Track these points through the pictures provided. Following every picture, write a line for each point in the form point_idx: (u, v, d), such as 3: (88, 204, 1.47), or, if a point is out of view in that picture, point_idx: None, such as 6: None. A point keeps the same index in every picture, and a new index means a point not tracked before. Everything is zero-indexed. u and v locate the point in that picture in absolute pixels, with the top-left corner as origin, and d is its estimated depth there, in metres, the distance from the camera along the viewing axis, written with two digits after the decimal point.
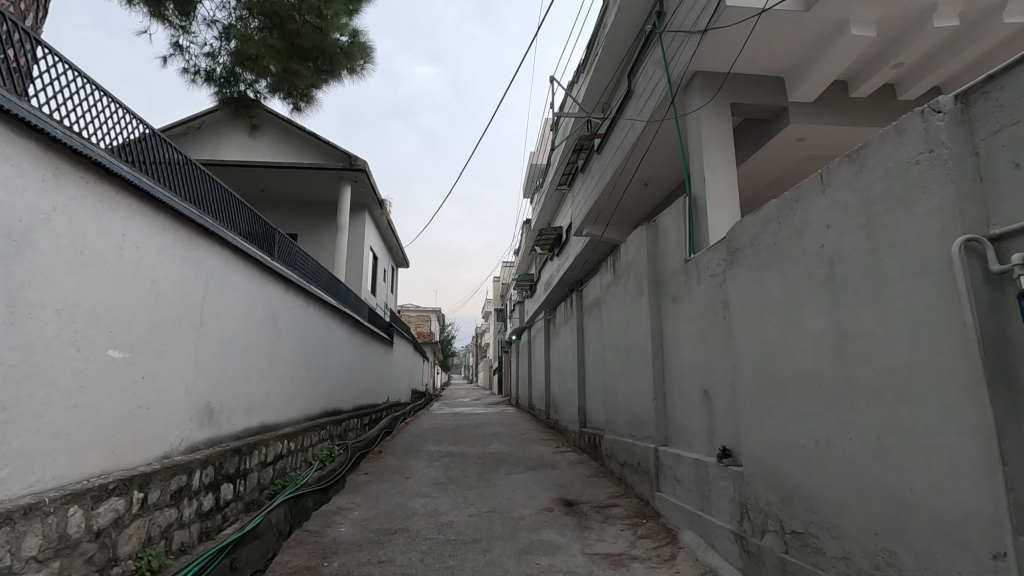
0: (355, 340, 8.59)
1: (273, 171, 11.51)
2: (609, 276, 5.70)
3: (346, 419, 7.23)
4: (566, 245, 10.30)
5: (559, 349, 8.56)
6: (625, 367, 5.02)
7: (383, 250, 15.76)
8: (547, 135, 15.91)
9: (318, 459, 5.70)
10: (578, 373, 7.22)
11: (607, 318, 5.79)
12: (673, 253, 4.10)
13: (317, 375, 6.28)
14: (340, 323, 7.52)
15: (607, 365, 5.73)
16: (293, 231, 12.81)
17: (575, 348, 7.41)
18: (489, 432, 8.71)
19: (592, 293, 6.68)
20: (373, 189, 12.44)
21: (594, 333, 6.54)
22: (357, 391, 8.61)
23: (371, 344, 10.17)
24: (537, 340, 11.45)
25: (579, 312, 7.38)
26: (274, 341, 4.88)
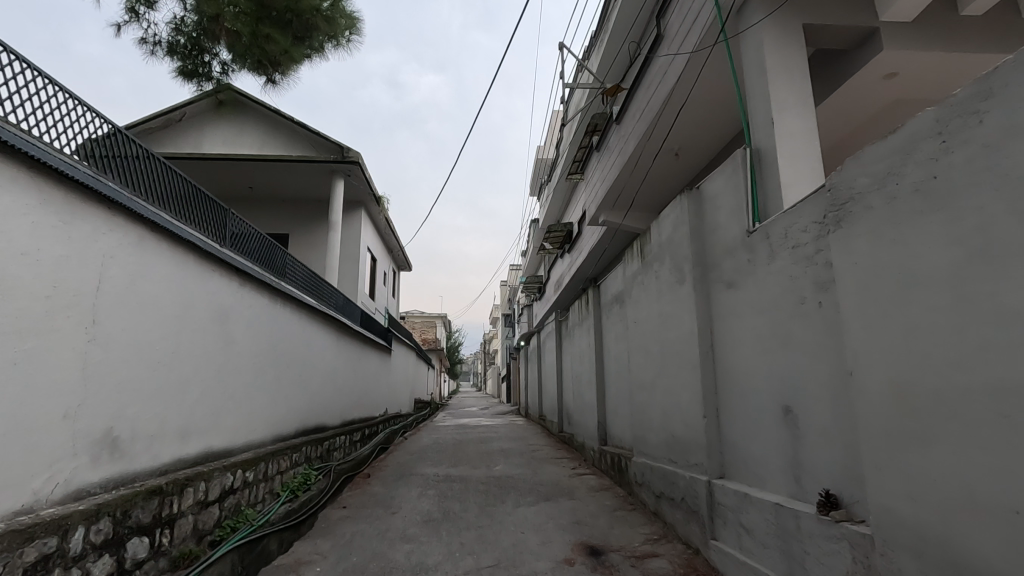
0: (344, 346, 7.66)
1: (259, 166, 10.74)
2: (634, 265, 4.76)
3: (329, 437, 6.27)
4: (578, 239, 9.36)
5: (573, 354, 7.60)
6: (659, 375, 4.07)
7: (382, 251, 14.87)
8: (556, 128, 14.96)
9: (288, 488, 4.74)
10: (596, 381, 6.26)
11: (632, 316, 4.84)
12: (727, 225, 3.15)
13: (291, 388, 5.35)
14: (324, 327, 6.60)
15: (634, 372, 4.78)
16: (284, 231, 12.03)
17: (592, 353, 6.46)
18: (496, 449, 7.74)
19: (613, 288, 5.74)
20: (368, 184, 11.57)
21: (616, 334, 5.59)
22: (346, 404, 7.68)
23: (366, 351, 9.25)
24: (547, 345, 10.50)
25: (595, 311, 6.44)
26: (226, 347, 3.96)
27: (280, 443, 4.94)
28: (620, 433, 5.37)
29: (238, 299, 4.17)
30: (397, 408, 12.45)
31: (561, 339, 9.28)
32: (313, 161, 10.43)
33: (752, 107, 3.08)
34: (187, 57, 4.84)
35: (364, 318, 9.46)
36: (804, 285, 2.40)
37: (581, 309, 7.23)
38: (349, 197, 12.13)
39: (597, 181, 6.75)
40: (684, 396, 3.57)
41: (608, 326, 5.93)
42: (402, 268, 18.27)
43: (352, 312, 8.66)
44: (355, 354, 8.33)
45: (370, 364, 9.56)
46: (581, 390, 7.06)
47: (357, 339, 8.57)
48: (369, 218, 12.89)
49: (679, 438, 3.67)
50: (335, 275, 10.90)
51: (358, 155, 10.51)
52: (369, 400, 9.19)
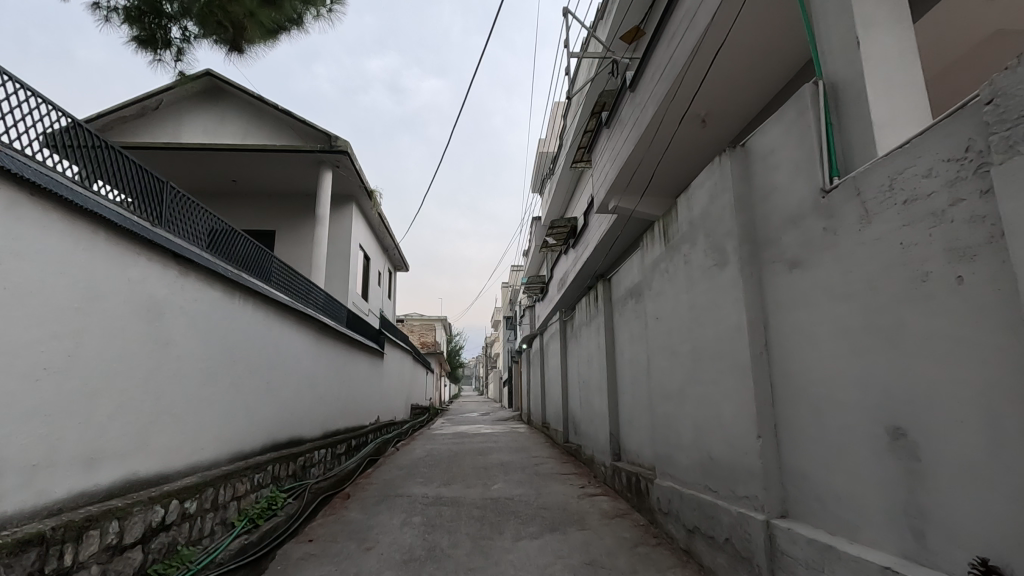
0: (327, 349, 6.92)
1: (241, 157, 10.06)
2: (655, 250, 4.03)
3: (304, 451, 5.53)
4: (583, 231, 8.64)
5: (580, 356, 6.87)
6: (690, 381, 3.33)
7: (376, 250, 14.16)
8: (558, 119, 14.27)
9: (246, 517, 4.01)
10: (607, 386, 5.52)
11: (652, 312, 4.12)
12: (788, 187, 2.43)
13: (255, 397, 4.62)
14: (301, 328, 5.87)
15: (655, 377, 4.05)
16: (270, 228, 11.35)
17: (602, 355, 5.73)
18: (494, 462, 6.99)
19: (627, 280, 5.01)
20: (359, 176, 10.87)
21: (632, 334, 4.85)
22: (329, 413, 6.94)
23: (354, 354, 8.51)
24: (550, 347, 9.78)
25: (605, 306, 5.71)
26: (161, 349, 3.25)
27: (240, 462, 4.20)
28: (638, 449, 4.64)
29: (180, 291, 3.46)
30: (391, 415, 11.73)
31: (565, 340, 8.55)
32: (299, 151, 9.76)
33: (823, 29, 2.35)
34: (141, 18, 3.82)
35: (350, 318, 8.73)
36: (927, 254, 1.67)
37: (588, 306, 6.52)
38: (339, 191, 11.46)
39: (605, 164, 6.04)
40: (727, 408, 2.84)
41: (621, 324, 5.21)
42: (398, 268, 17.56)
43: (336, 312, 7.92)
44: (339, 357, 7.61)
45: (359, 368, 8.85)
46: (589, 396, 6.32)
47: (343, 341, 7.86)
48: (361, 213, 12.21)
49: (719, 461, 2.93)
50: (323, 273, 10.20)
51: (346, 144, 9.84)
52: (357, 408, 8.45)
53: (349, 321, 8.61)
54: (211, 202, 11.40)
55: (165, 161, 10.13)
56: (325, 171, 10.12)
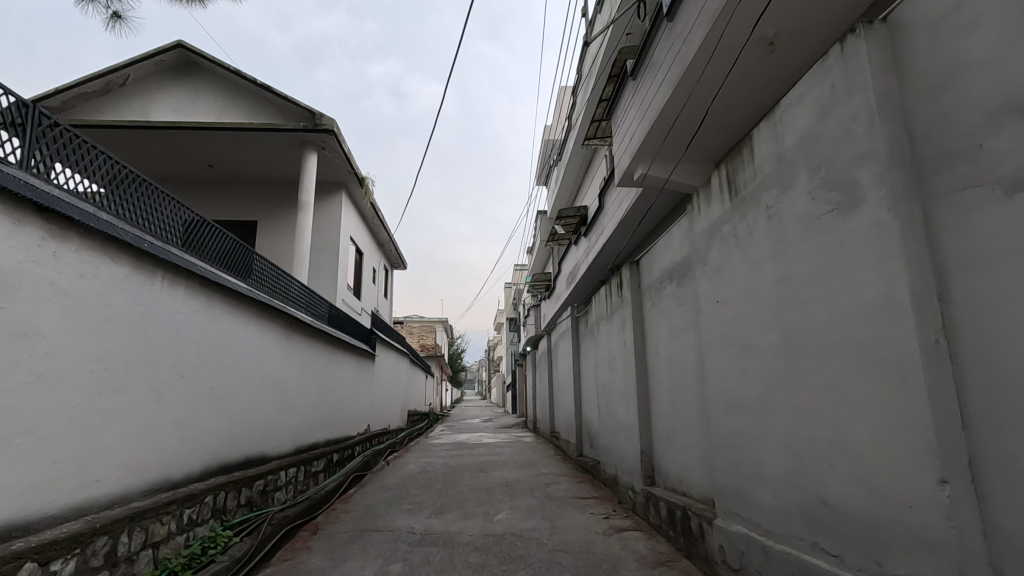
0: (302, 348, 5.94)
1: (217, 138, 9.12)
2: (712, 212, 3.02)
3: (265, 473, 4.52)
4: (599, 214, 7.63)
5: (598, 356, 5.86)
6: (781, 387, 2.31)
7: (370, 244, 13.17)
8: (565, 105, 13.32)
9: (166, 571, 3.00)
10: (635, 393, 4.52)
11: (706, 294, 3.10)
12: (1001, 55, 1.42)
13: (192, 408, 3.62)
14: (265, 322, 4.88)
15: (712, 381, 3.03)
16: (253, 218, 10.40)
17: (628, 354, 4.72)
18: (497, 481, 5.97)
19: (665, 258, 4.00)
20: (348, 160, 9.89)
21: (673, 326, 3.83)
22: (304, 424, 5.93)
23: (338, 356, 7.52)
24: (560, 348, 8.78)
25: (630, 294, 4.70)
26: (14, 341, 2.25)
27: (163, 494, 3.20)
28: (682, 473, 3.61)
29: (55, 262, 2.46)
30: (384, 423, 10.71)
31: (577, 340, 7.57)
32: (281, 130, 8.83)
33: None
34: None
35: (331, 314, 7.74)
36: None
37: (607, 296, 5.52)
38: (328, 178, 10.52)
39: (630, 127, 5.08)
40: (862, 428, 1.82)
41: (656, 315, 4.19)
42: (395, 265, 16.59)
43: (314, 308, 6.96)
44: (319, 359, 6.62)
45: (344, 371, 7.84)
46: (610, 405, 5.31)
47: (325, 341, 6.87)
48: (352, 203, 11.26)
49: (844, 509, 1.91)
50: (307, 266, 9.21)
51: (333, 123, 8.91)
52: (340, 417, 7.44)
53: (330, 318, 7.63)
54: (187, 190, 10.45)
55: (132, 142, 9.16)
56: (310, 153, 9.20)
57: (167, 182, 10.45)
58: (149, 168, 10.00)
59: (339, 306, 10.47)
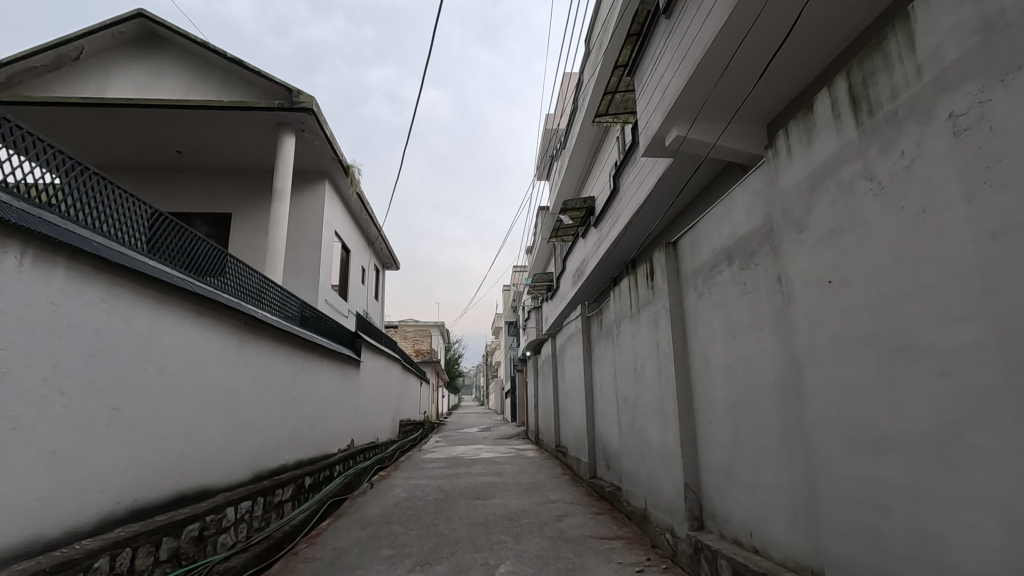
0: (265, 354, 4.95)
1: (183, 119, 8.16)
2: (813, 152, 2.08)
3: (201, 514, 3.53)
4: (615, 198, 6.70)
5: (619, 362, 4.90)
6: (995, 420, 1.35)
7: (358, 240, 12.22)
8: (570, 90, 12.40)
9: None
10: (673, 408, 3.56)
11: (803, 274, 2.16)
12: None
13: (83, 436, 2.64)
14: (209, 321, 3.92)
15: (814, 398, 2.08)
16: (227, 210, 9.44)
17: (661, 360, 3.78)
18: (498, 513, 4.99)
19: (721, 233, 3.05)
20: (331, 145, 8.95)
21: (735, 323, 2.88)
22: (266, 445, 4.94)
23: (316, 362, 6.53)
24: (568, 353, 7.81)
25: (664, 284, 3.75)
26: None
27: (22, 565, 2.22)
28: (754, 523, 2.65)
29: None
30: (371, 436, 9.72)
31: (590, 342, 6.61)
32: (254, 108, 7.87)
33: None
34: None
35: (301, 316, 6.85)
36: None
37: (632, 290, 4.57)
38: (310, 167, 9.59)
39: (662, 81, 4.13)
40: None
41: (707, 308, 3.24)
42: (386, 264, 15.65)
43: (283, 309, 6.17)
44: (290, 365, 5.65)
45: (323, 380, 6.86)
46: (637, 422, 4.36)
47: (299, 344, 5.90)
48: (337, 194, 10.31)
49: None
50: (283, 261, 8.24)
51: (313, 100, 7.96)
52: (316, 432, 6.45)
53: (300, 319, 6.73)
54: (155, 179, 9.48)
55: (88, 124, 8.18)
56: (287, 135, 8.24)
57: (132, 171, 9.47)
58: (110, 155, 9.01)
59: (322, 307, 9.49)
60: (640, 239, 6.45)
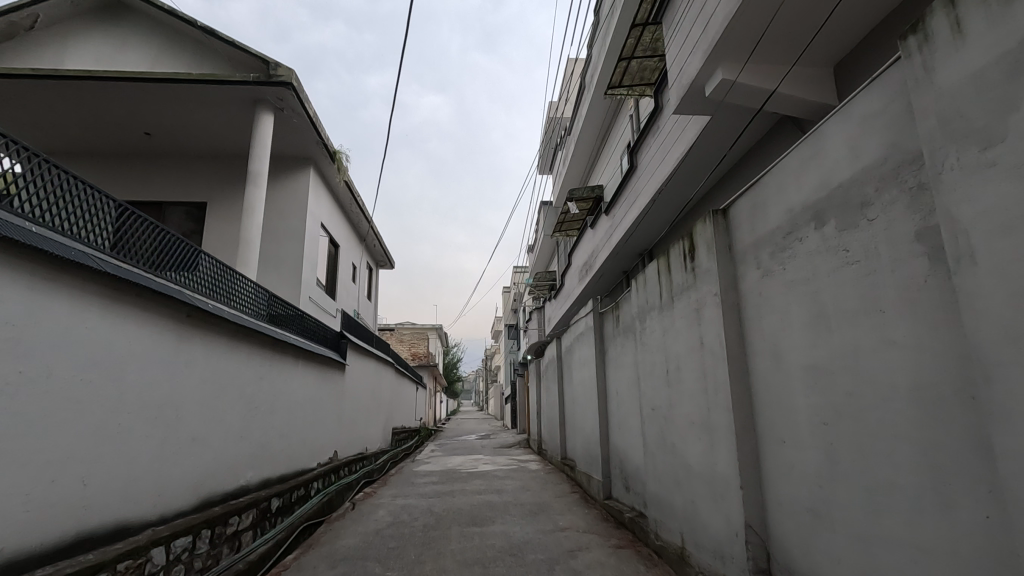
0: (219, 353, 4.15)
1: (149, 95, 7.36)
2: (1017, 14, 1.27)
3: (111, 560, 2.70)
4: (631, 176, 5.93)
5: (643, 363, 4.09)
6: None
7: (347, 235, 11.44)
8: (575, 76, 11.65)
9: None
10: (725, 422, 2.75)
11: (985, 218, 1.36)
12: None
13: None
14: (132, 311, 3.13)
15: (1019, 418, 1.27)
16: (202, 198, 8.66)
17: (706, 360, 2.97)
18: (498, 546, 4.16)
19: (803, 186, 2.24)
20: (314, 126, 8.17)
21: (829, 307, 2.07)
22: (219, 463, 4.12)
23: (291, 364, 5.73)
24: (576, 355, 7.01)
25: (709, 263, 2.95)
26: None
27: None
28: None
29: None
30: (359, 447, 8.88)
31: (603, 342, 5.81)
32: (226, 82, 7.08)
33: None
34: None
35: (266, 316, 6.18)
36: None
37: (660, 275, 3.77)
38: (292, 151, 8.82)
39: (702, 13, 3.33)
40: None
41: (777, 291, 2.44)
42: (379, 262, 14.86)
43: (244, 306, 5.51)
44: (256, 366, 4.84)
45: (300, 384, 6.04)
46: (670, 438, 3.54)
47: (268, 343, 5.11)
48: (323, 182, 9.53)
49: None
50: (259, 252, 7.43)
51: (292, 74, 7.19)
52: (289, 445, 5.63)
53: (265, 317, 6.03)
54: (125, 164, 8.71)
55: (43, 100, 7.39)
56: (264, 113, 7.46)
57: (99, 155, 8.70)
58: (73, 137, 8.22)
59: (305, 305, 8.68)
60: (660, 224, 5.66)
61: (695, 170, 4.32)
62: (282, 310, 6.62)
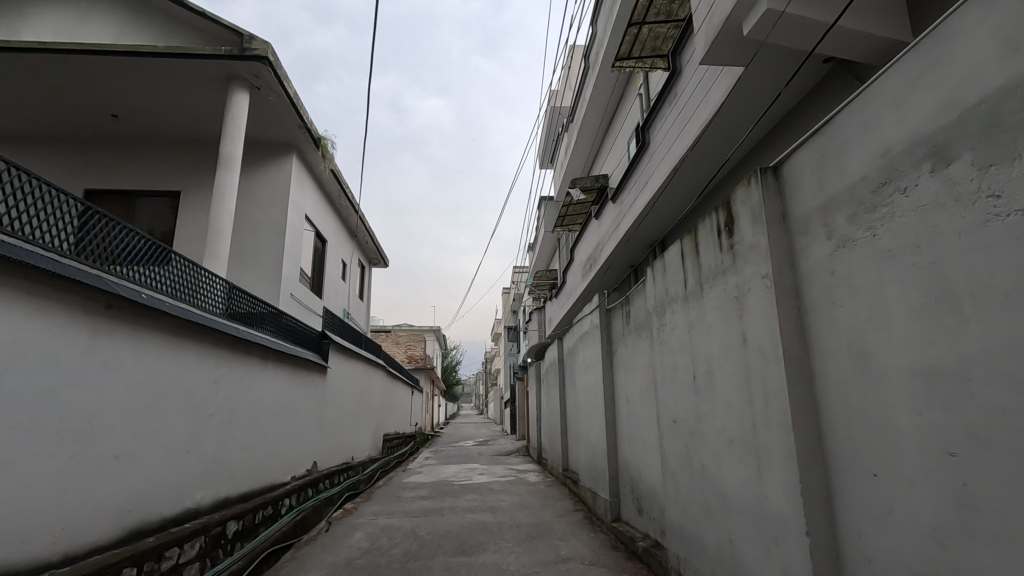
0: (158, 352, 3.51)
1: (112, 71, 6.72)
2: None
3: None
4: (643, 155, 5.30)
5: (662, 365, 3.44)
6: None
7: (336, 229, 10.80)
8: (576, 62, 11.02)
9: None
10: (780, 444, 2.09)
11: None
12: None
13: None
14: (22, 298, 2.48)
15: None
16: (177, 187, 8.04)
17: (751, 362, 2.31)
18: None
19: (908, 117, 1.59)
20: (295, 107, 7.53)
21: (961, 283, 1.41)
22: (157, 483, 3.47)
23: (258, 366, 5.08)
24: (579, 357, 6.35)
25: (755, 236, 2.30)
26: None
27: None
28: None
29: None
30: (344, 457, 8.21)
31: (611, 342, 5.16)
32: (195, 55, 6.44)
33: None
34: None
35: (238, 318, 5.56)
36: None
37: (683, 259, 3.12)
38: (274, 136, 8.20)
39: None
40: None
41: (862, 266, 1.78)
42: (372, 261, 14.23)
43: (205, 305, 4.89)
44: (211, 368, 4.19)
45: (270, 387, 5.40)
46: (698, 458, 2.88)
47: (229, 341, 4.48)
48: (307, 171, 8.92)
49: None
50: (232, 242, 6.74)
51: (268, 48, 6.56)
52: (254, 458, 4.96)
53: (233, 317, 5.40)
54: (92, 150, 8.09)
55: None
56: (238, 92, 6.84)
57: (65, 139, 8.07)
58: (37, 121, 7.62)
59: (286, 302, 8.03)
60: (676, 207, 5.01)
61: (723, 137, 3.68)
62: (256, 312, 5.99)
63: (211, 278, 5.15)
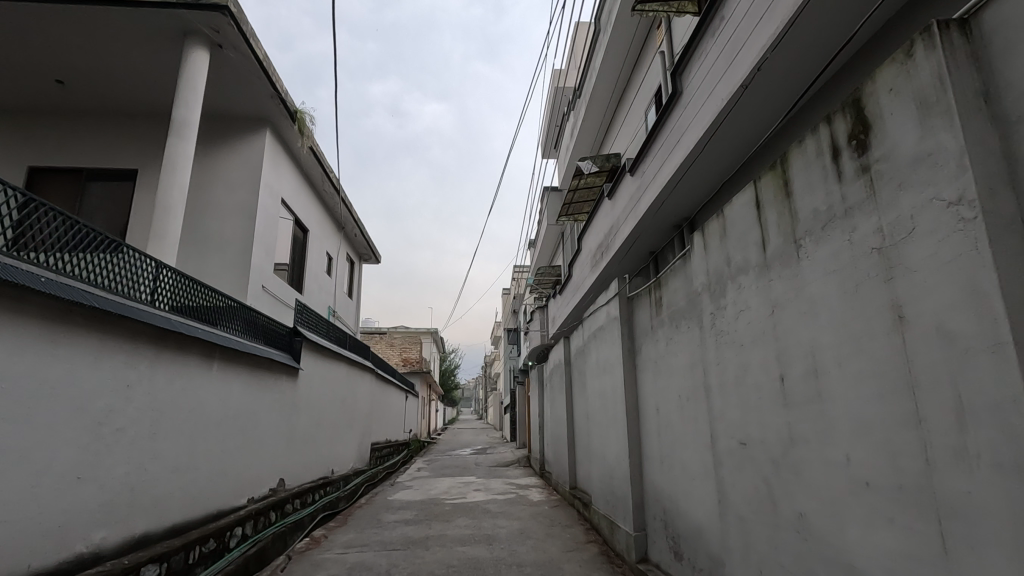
0: (26, 346, 2.56)
1: (49, 29, 5.82)
2: None
3: None
4: (673, 111, 4.39)
5: (722, 365, 2.49)
6: None
7: (318, 218, 9.89)
8: (582, 37, 10.12)
9: None
10: (1003, 502, 1.14)
11: None
12: None
13: None
14: None
15: None
16: (134, 166, 7.13)
17: (918, 355, 1.37)
18: None
19: None
20: (265, 70, 6.60)
21: None
22: (22, 527, 2.52)
23: (199, 366, 4.13)
24: (591, 357, 5.39)
25: (926, 137, 1.36)
26: None
27: None
28: None
29: None
30: (321, 471, 7.25)
31: (634, 337, 4.21)
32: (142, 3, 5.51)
33: None
34: None
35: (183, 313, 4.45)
36: None
37: (758, 210, 2.18)
38: (244, 107, 7.29)
39: None
40: None
41: None
42: (362, 256, 13.33)
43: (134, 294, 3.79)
44: (122, 370, 3.23)
45: (219, 391, 4.44)
46: (790, 502, 1.93)
47: (153, 334, 3.54)
48: (284, 149, 8.01)
49: None
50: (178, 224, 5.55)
51: None
52: (190, 480, 4.01)
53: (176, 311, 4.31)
54: (38, 124, 7.15)
55: None
56: (195, 49, 5.92)
57: (6, 112, 7.13)
58: None
59: (255, 295, 7.09)
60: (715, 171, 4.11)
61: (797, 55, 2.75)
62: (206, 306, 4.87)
63: (157, 267, 4.15)
